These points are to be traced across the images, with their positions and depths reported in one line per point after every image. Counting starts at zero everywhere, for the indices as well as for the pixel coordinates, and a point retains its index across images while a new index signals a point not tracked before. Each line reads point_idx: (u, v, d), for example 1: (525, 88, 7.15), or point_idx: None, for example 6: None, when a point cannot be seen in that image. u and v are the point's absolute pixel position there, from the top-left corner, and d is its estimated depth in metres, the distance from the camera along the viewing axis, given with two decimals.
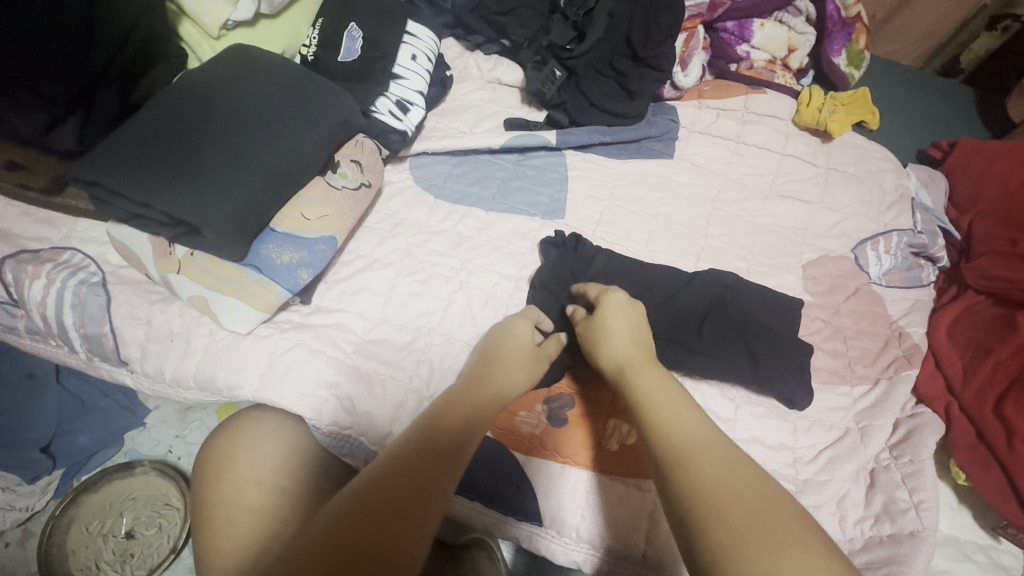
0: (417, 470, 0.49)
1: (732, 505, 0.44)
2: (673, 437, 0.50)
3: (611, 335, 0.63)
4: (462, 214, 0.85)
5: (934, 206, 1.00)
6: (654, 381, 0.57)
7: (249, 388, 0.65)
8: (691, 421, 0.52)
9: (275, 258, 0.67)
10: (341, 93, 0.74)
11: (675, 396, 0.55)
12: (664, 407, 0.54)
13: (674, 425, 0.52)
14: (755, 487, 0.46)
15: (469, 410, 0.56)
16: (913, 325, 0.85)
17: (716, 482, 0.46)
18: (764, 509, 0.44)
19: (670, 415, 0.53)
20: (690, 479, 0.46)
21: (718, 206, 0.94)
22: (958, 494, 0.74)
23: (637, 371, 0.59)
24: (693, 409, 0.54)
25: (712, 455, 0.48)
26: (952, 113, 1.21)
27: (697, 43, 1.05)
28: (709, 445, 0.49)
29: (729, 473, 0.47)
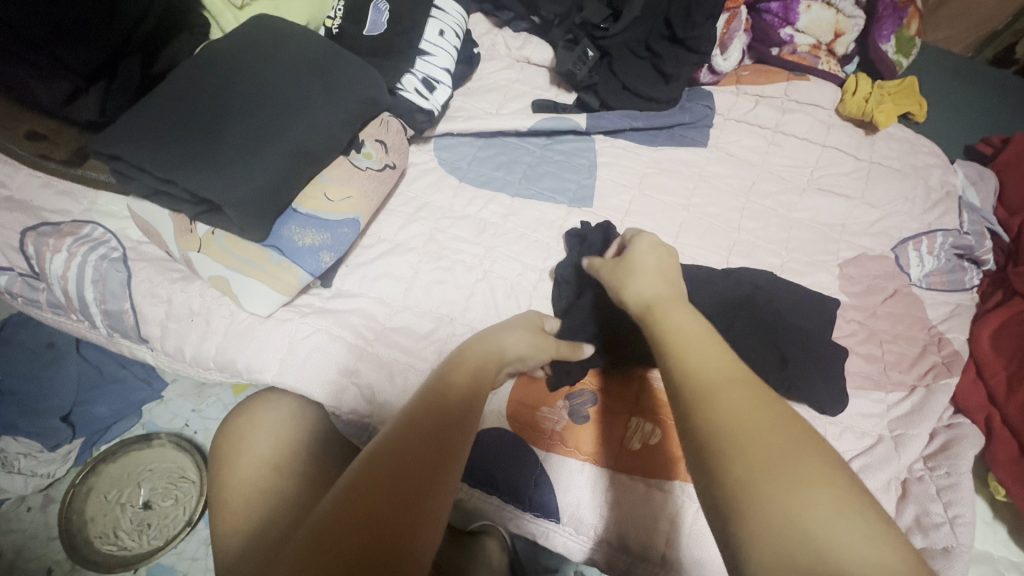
0: (439, 431, 0.47)
1: (752, 441, 0.39)
2: (695, 372, 0.45)
3: (635, 277, 0.61)
4: (487, 199, 0.82)
5: (982, 206, 0.94)
6: (678, 320, 0.52)
7: (269, 371, 0.64)
8: (717, 354, 0.47)
9: (297, 240, 0.65)
10: (369, 69, 0.72)
11: (703, 333, 0.49)
12: (688, 343, 0.48)
13: (695, 356, 0.46)
14: (779, 424, 0.40)
15: (470, 380, 0.54)
16: (954, 331, 0.81)
17: (736, 416, 0.40)
18: (791, 448, 0.38)
19: (691, 349, 0.47)
20: (706, 411, 0.41)
21: (752, 199, 0.90)
22: (995, 509, 0.70)
23: (664, 311, 0.54)
24: (718, 345, 0.48)
25: (735, 390, 0.42)
26: (1006, 105, 1.15)
27: (739, 24, 0.99)
28: (733, 380, 0.43)
29: (751, 405, 0.41)
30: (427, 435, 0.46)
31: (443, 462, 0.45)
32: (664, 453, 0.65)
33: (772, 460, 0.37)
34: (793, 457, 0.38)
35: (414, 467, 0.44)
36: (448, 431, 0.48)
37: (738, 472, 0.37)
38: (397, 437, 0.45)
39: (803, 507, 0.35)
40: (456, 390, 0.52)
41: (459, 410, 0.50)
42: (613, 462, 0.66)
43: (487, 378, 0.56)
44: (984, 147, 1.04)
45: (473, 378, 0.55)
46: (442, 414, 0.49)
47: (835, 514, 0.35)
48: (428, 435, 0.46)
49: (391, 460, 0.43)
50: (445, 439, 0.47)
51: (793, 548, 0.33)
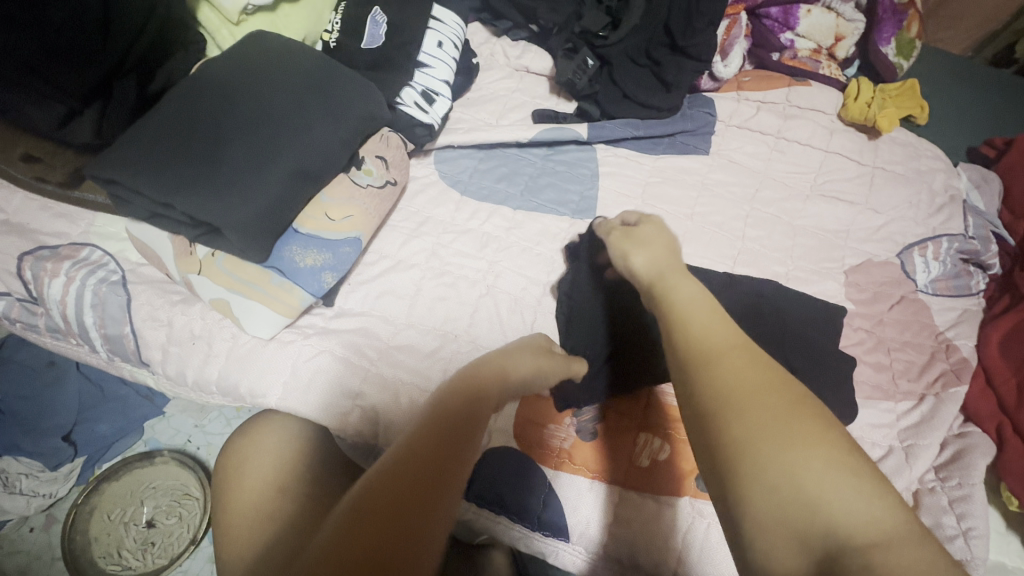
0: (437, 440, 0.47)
1: (750, 404, 0.39)
2: (695, 339, 0.46)
3: (642, 248, 0.62)
4: (488, 212, 0.81)
5: (987, 209, 0.94)
6: (683, 291, 0.53)
7: (271, 395, 0.63)
8: (716, 321, 0.47)
9: (298, 261, 0.64)
10: (368, 85, 0.71)
11: (707, 305, 0.50)
12: (689, 313, 0.49)
13: (694, 325, 0.47)
14: (776, 388, 0.41)
15: (471, 392, 0.54)
16: (961, 338, 0.80)
17: (735, 381, 0.41)
18: (789, 414, 0.39)
19: (695, 319, 0.48)
20: (706, 375, 0.43)
21: (756, 206, 0.89)
22: (1009, 519, 0.69)
23: (668, 284, 0.55)
24: (718, 314, 0.48)
25: (734, 358, 0.43)
26: (1009, 105, 1.14)
27: (740, 30, 0.99)
28: (729, 347, 0.44)
29: (749, 373, 0.42)
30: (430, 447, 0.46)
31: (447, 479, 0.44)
32: (674, 469, 0.65)
33: (771, 421, 0.38)
34: (789, 417, 0.38)
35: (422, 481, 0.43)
36: (450, 447, 0.47)
37: (736, 433, 0.38)
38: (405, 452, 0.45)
39: (800, 468, 0.36)
40: (461, 396, 0.53)
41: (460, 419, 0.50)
42: (622, 480, 0.65)
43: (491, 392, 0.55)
44: (987, 149, 1.04)
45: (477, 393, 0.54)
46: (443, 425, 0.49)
47: (829, 468, 0.36)
48: (431, 449, 0.46)
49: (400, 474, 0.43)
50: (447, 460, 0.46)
51: (792, 504, 0.35)
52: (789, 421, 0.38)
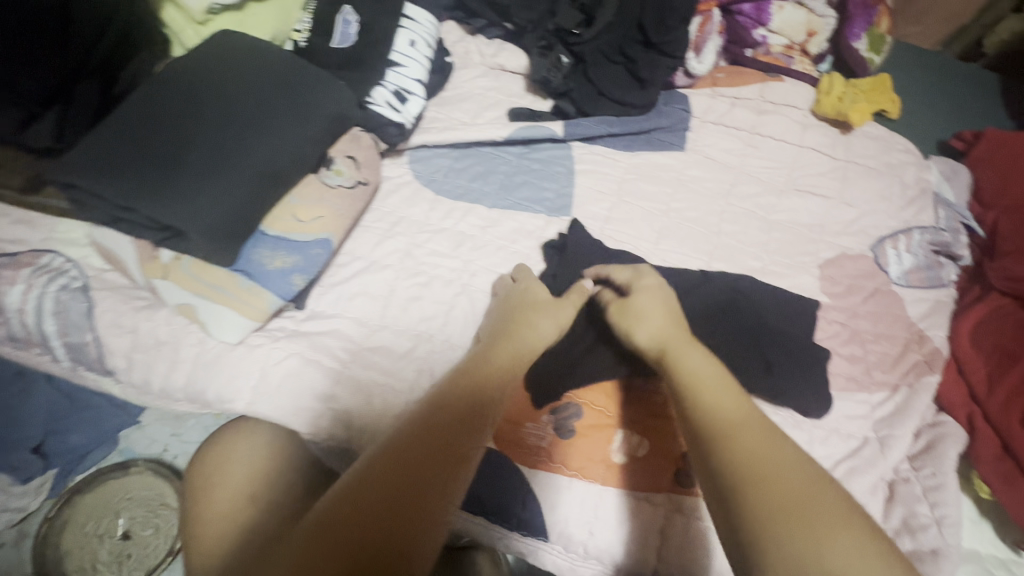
0: (455, 441, 0.48)
1: (776, 483, 0.44)
2: (713, 413, 0.50)
3: (643, 316, 0.62)
4: (463, 212, 0.81)
5: (957, 201, 0.95)
6: (695, 359, 0.56)
7: (240, 401, 0.62)
8: (729, 399, 0.52)
9: (266, 263, 0.63)
10: (337, 84, 0.70)
11: (719, 377, 0.54)
12: (705, 385, 0.53)
13: (711, 401, 0.51)
14: (796, 469, 0.45)
15: (493, 372, 0.55)
16: (933, 328, 0.81)
17: (758, 458, 0.46)
18: (809, 495, 0.43)
19: (711, 395, 0.52)
20: (727, 451, 0.47)
21: (731, 202, 0.90)
22: (981, 506, 0.69)
23: (674, 348, 0.58)
24: (732, 386, 0.53)
25: (752, 434, 0.48)
26: (976, 100, 1.17)
27: (712, 26, 0.99)
28: (745, 425, 0.49)
29: (768, 455, 0.46)
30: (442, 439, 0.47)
31: (456, 471, 0.46)
32: (652, 465, 0.66)
33: (799, 508, 0.42)
34: (811, 497, 0.43)
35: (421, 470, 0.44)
36: (461, 440, 0.48)
37: (768, 512, 0.42)
38: (411, 437, 0.46)
39: (829, 553, 0.39)
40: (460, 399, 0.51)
41: (478, 417, 0.51)
42: (601, 478, 0.65)
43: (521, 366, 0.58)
44: (957, 142, 1.05)
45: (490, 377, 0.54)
46: (461, 423, 0.49)
47: (854, 554, 0.39)
48: (439, 441, 0.47)
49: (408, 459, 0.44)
50: (458, 452, 0.47)
51: None
52: (813, 508, 0.42)
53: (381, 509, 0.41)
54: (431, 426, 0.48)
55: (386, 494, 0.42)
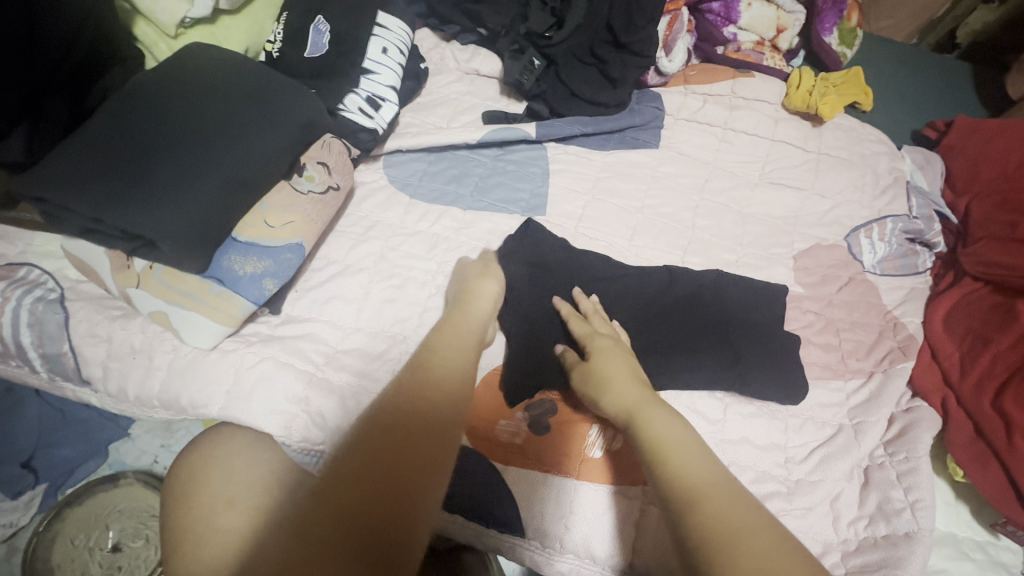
0: (424, 429, 0.51)
1: (748, 550, 0.45)
2: (684, 477, 0.51)
3: (610, 378, 0.62)
4: (438, 214, 0.82)
5: (930, 189, 0.96)
6: (659, 418, 0.57)
7: (214, 406, 0.62)
8: (700, 465, 0.52)
9: (238, 270, 0.63)
10: (305, 92, 0.71)
11: (685, 437, 0.55)
12: (671, 450, 0.53)
13: (682, 469, 0.52)
14: (767, 537, 0.46)
15: (448, 358, 0.59)
16: (908, 315, 0.82)
17: (732, 524, 0.47)
18: (779, 562, 0.45)
19: (680, 459, 0.52)
20: (700, 521, 0.47)
21: (705, 197, 0.91)
22: (956, 489, 0.69)
23: (643, 409, 0.58)
24: (701, 448, 0.54)
25: (725, 500, 0.49)
26: (947, 92, 1.19)
27: (680, 26, 1.00)
28: (715, 491, 0.50)
29: (739, 525, 0.47)
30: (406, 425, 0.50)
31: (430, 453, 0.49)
32: (629, 457, 0.66)
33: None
34: (781, 566, 0.44)
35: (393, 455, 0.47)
36: (425, 427, 0.51)
37: None
38: (376, 430, 0.49)
39: None
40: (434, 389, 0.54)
41: (443, 407, 0.54)
42: (577, 473, 0.66)
43: (472, 340, 0.63)
44: (930, 131, 1.06)
45: (449, 366, 0.58)
46: (429, 413, 0.52)
47: None
48: (403, 429, 0.49)
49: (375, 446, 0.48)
50: (429, 439, 0.50)
51: None
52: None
53: (360, 493, 0.44)
54: (397, 417, 0.50)
55: (375, 466, 0.46)
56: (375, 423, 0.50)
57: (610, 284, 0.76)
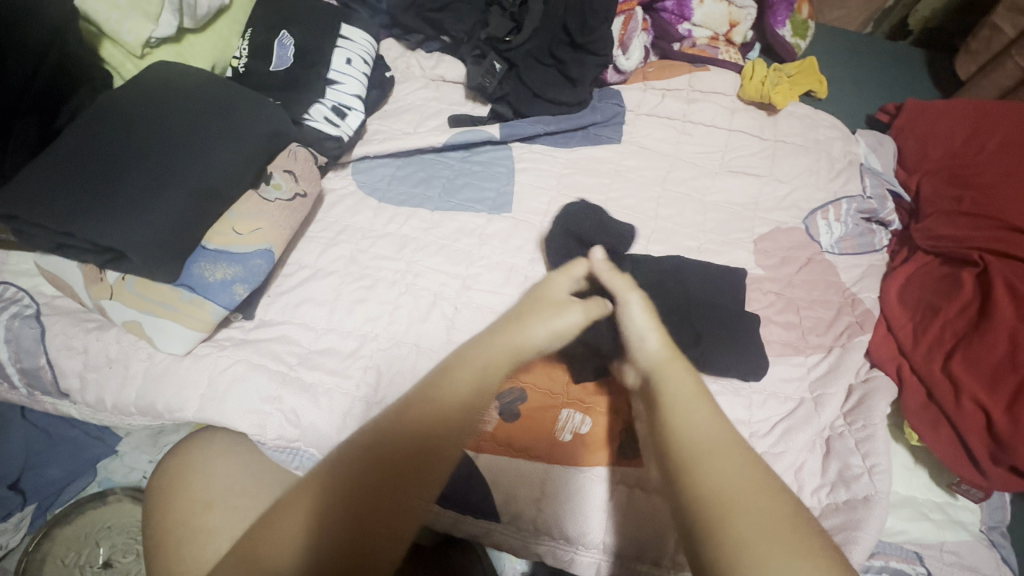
0: (424, 437, 0.51)
1: (746, 507, 0.44)
2: (688, 436, 0.50)
3: (649, 329, 0.63)
4: (406, 216, 0.84)
5: (884, 170, 1.00)
6: (677, 377, 0.57)
7: (189, 409, 0.64)
8: (708, 419, 0.52)
9: (208, 276, 0.65)
10: (269, 104, 0.74)
11: (695, 393, 0.55)
12: (682, 403, 0.54)
13: (688, 421, 0.52)
14: (768, 496, 0.45)
15: (473, 368, 0.57)
16: (866, 291, 0.85)
17: (731, 483, 0.46)
18: (782, 519, 0.43)
19: (686, 411, 0.53)
20: (698, 479, 0.46)
21: (667, 187, 0.94)
22: (915, 455, 0.72)
23: (665, 368, 0.58)
24: (709, 406, 0.53)
25: (729, 459, 0.48)
26: (898, 77, 1.23)
27: (635, 24, 1.04)
28: (714, 444, 0.49)
29: (734, 474, 0.46)
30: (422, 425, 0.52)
31: (433, 462, 0.51)
32: (596, 438, 0.68)
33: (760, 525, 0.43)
34: (781, 523, 0.43)
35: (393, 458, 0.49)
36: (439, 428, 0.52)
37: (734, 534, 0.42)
38: (383, 434, 0.51)
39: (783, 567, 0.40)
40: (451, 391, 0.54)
41: (451, 411, 0.53)
42: (549, 455, 0.67)
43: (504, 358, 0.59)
44: (882, 115, 1.10)
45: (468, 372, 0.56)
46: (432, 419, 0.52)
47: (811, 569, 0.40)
48: (408, 436, 0.50)
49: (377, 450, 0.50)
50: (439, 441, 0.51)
51: None
52: (777, 524, 0.43)
53: (358, 494, 0.47)
54: (405, 420, 0.52)
55: (386, 469, 0.49)
56: (386, 423, 0.52)
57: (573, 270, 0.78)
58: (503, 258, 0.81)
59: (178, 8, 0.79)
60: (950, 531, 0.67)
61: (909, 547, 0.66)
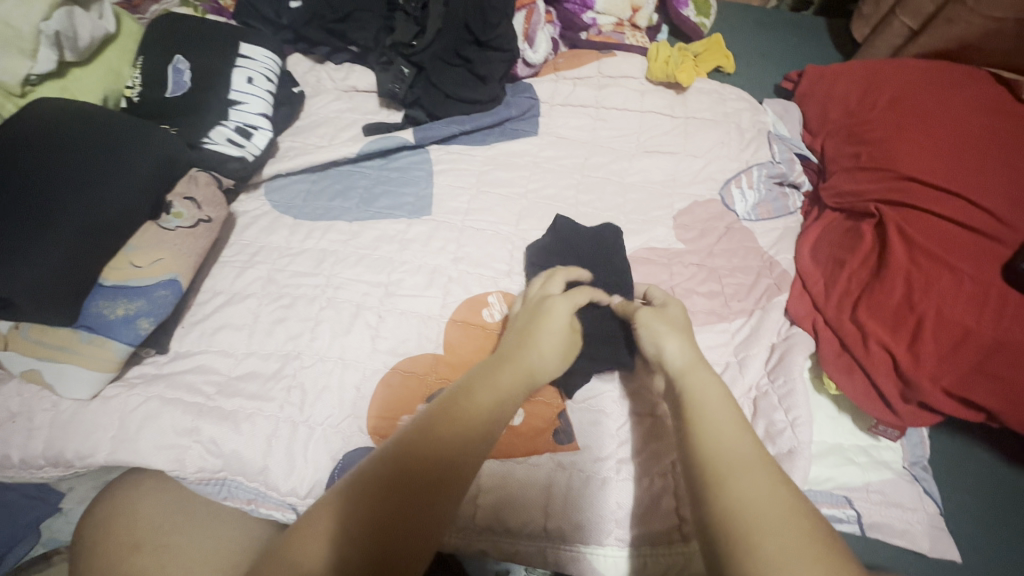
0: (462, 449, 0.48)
1: (763, 517, 0.41)
2: (713, 454, 0.46)
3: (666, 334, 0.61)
4: (324, 230, 0.83)
5: (791, 136, 1.04)
6: (698, 382, 0.54)
7: (100, 453, 0.61)
8: (732, 427, 0.48)
9: (108, 314, 0.63)
10: (159, 132, 0.73)
11: (724, 403, 0.51)
12: (706, 419, 0.50)
13: (712, 439, 0.48)
14: (793, 512, 0.41)
15: (500, 381, 0.55)
16: (782, 253, 0.88)
17: (753, 504, 0.42)
18: (797, 533, 0.40)
19: (712, 429, 0.48)
20: (724, 497, 0.43)
21: (586, 173, 0.95)
22: (838, 403, 0.75)
23: (690, 376, 0.55)
24: (736, 421, 0.49)
25: (756, 473, 0.44)
26: (802, 45, 1.29)
27: (538, 18, 1.04)
28: (740, 458, 0.45)
29: (753, 487, 0.43)
30: (453, 433, 0.49)
31: (459, 463, 0.47)
32: (530, 430, 0.68)
33: (777, 530, 0.40)
34: (795, 529, 0.40)
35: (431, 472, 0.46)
36: (471, 438, 0.49)
37: (761, 545, 0.39)
38: (422, 433, 0.48)
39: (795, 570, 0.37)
40: (483, 397, 0.53)
41: (483, 423, 0.51)
42: None
43: (522, 377, 0.57)
44: (786, 84, 1.15)
45: (491, 389, 0.54)
46: (463, 428, 0.49)
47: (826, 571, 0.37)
48: (445, 440, 0.48)
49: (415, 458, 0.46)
50: (468, 451, 0.48)
51: None
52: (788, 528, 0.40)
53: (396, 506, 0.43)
54: (440, 424, 0.49)
55: (418, 464, 0.46)
56: (421, 424, 0.49)
57: (555, 258, 0.79)
58: (426, 261, 0.81)
59: (57, 42, 0.75)
60: (874, 472, 0.69)
61: (839, 492, 0.69)
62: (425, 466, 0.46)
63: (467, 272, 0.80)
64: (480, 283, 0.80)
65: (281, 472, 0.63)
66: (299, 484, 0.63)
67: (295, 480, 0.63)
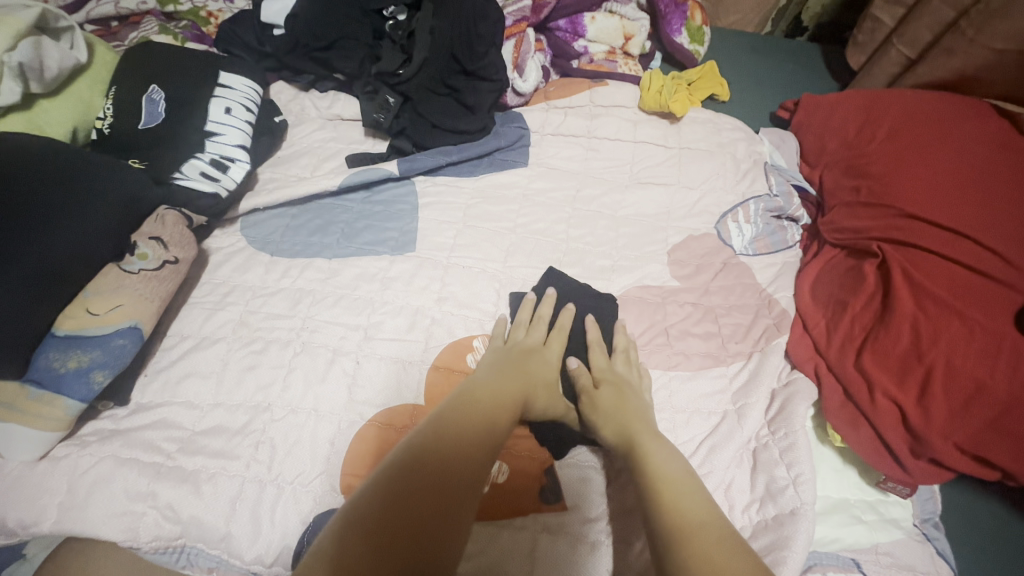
0: (450, 478, 0.47)
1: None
2: (680, 516, 0.47)
3: (616, 407, 0.63)
4: (302, 267, 0.79)
5: (788, 166, 1.01)
6: (657, 449, 0.56)
7: (47, 521, 0.57)
8: (694, 494, 0.50)
9: (58, 367, 0.59)
10: (125, 169, 0.69)
11: (686, 472, 0.54)
12: (674, 481, 0.52)
13: (677, 502, 0.49)
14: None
15: (495, 401, 0.57)
16: (781, 290, 0.84)
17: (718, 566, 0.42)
18: None
19: (684, 493, 0.50)
20: (690, 565, 0.43)
21: (577, 206, 0.91)
22: (842, 454, 0.71)
23: (646, 444, 0.57)
24: (700, 491, 0.51)
25: (718, 538, 0.45)
26: (797, 73, 1.27)
27: (527, 47, 1.03)
28: (707, 525, 0.46)
29: (717, 550, 0.43)
30: (458, 436, 0.51)
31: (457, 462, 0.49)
32: (515, 486, 0.65)
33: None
34: None
35: (422, 515, 0.43)
36: (471, 447, 0.50)
37: None
38: (431, 433, 0.50)
39: None
40: (482, 414, 0.55)
41: (482, 437, 0.52)
42: None
43: (517, 401, 0.59)
44: (783, 112, 1.13)
45: (492, 410, 0.56)
46: (461, 452, 0.50)
47: None
48: (450, 442, 0.50)
49: (417, 474, 0.45)
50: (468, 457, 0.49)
51: None
52: None
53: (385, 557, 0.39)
54: (445, 427, 0.51)
55: (428, 457, 0.47)
56: (428, 427, 0.51)
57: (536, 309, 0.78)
58: (408, 301, 0.77)
59: (20, 74, 0.71)
60: (883, 532, 0.65)
61: (846, 554, 0.63)
62: (441, 478, 0.46)
63: (452, 314, 0.77)
64: (466, 325, 0.76)
65: (244, 539, 0.58)
66: (264, 552, 0.58)
67: (260, 548, 0.58)
